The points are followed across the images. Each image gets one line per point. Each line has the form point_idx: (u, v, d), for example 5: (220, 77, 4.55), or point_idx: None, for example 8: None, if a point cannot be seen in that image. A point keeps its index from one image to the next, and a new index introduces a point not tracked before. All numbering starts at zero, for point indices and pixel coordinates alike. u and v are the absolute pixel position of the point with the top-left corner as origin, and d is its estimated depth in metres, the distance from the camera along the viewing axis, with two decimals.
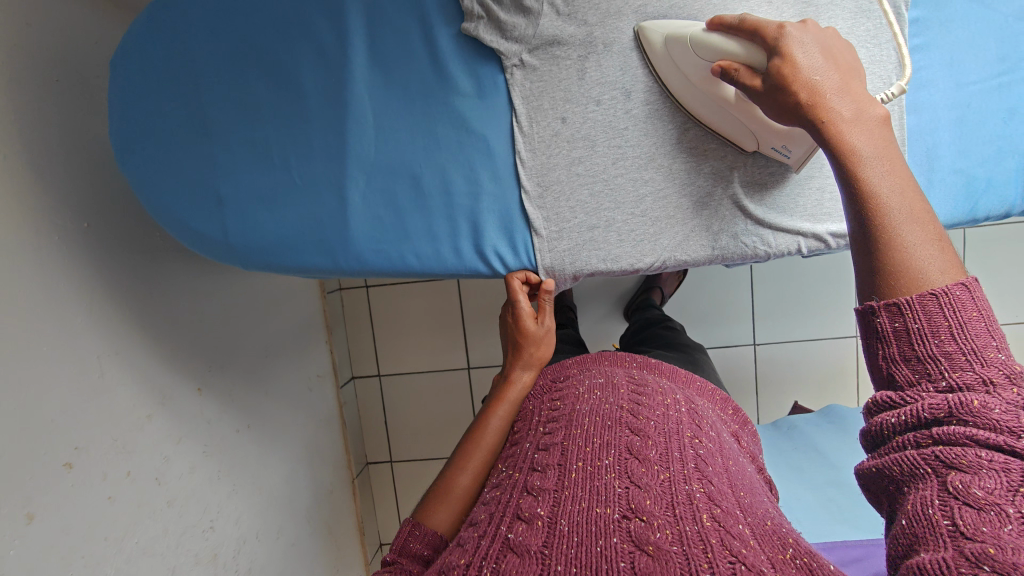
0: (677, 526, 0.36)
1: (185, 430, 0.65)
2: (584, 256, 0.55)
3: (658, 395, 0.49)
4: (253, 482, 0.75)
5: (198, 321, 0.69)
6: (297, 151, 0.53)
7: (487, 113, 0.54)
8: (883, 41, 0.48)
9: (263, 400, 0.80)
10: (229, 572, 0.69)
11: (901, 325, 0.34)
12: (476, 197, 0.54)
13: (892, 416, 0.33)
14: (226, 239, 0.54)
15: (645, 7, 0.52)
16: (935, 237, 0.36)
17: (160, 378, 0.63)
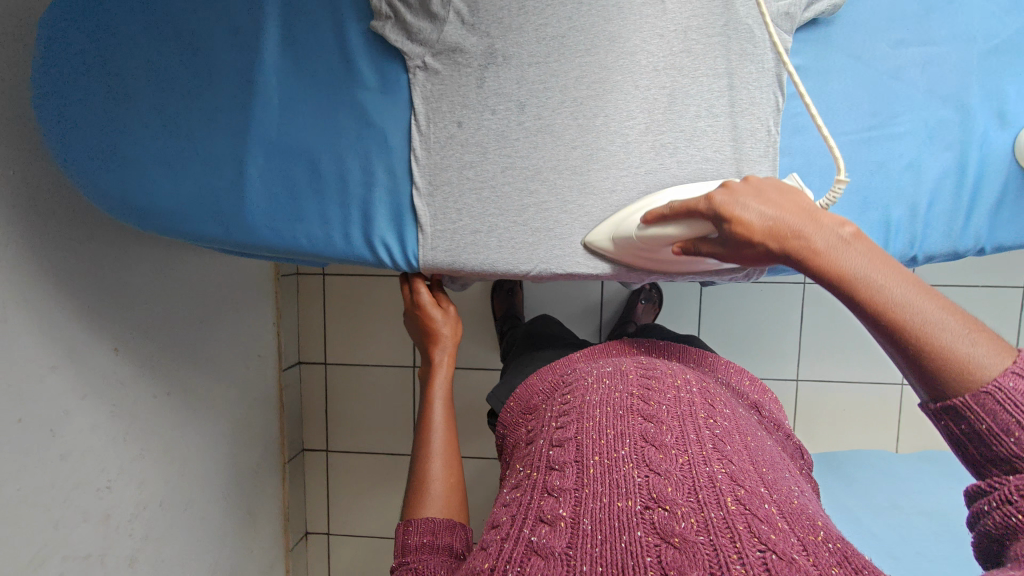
0: (703, 512, 0.44)
1: (89, 388, 0.86)
2: (463, 257, 0.58)
3: (667, 378, 0.59)
4: (164, 455, 1.03)
5: (122, 283, 0.92)
6: (202, 124, 0.57)
7: (388, 107, 0.56)
8: (763, 84, 0.55)
9: (190, 368, 1.11)
10: (125, 530, 0.94)
11: (968, 427, 0.40)
12: (369, 186, 0.57)
13: (988, 501, 0.39)
14: (122, 198, 0.59)
15: (545, 28, 0.54)
16: (967, 325, 0.40)
17: (72, 335, 0.82)
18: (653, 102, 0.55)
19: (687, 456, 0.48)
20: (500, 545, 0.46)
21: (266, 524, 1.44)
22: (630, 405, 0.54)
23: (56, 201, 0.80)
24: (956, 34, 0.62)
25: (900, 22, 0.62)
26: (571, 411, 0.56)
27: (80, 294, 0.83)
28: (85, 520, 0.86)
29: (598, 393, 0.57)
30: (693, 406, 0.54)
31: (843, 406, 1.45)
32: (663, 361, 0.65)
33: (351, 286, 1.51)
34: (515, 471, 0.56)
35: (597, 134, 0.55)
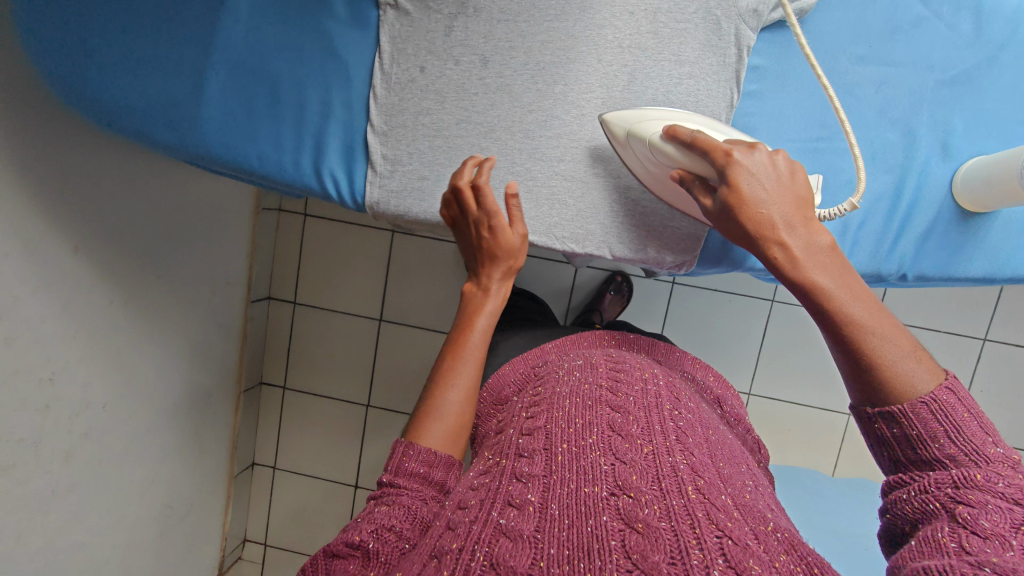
0: (665, 499, 0.47)
1: (42, 282, 0.87)
2: (408, 202, 0.67)
3: (636, 372, 0.64)
4: (113, 363, 1.05)
5: (94, 186, 0.93)
6: (167, 30, 0.63)
7: (354, 40, 0.66)
8: (719, 78, 0.67)
9: (154, 281, 1.12)
10: (64, 425, 0.96)
11: (899, 432, 0.47)
12: (326, 117, 0.66)
13: (902, 492, 0.46)
14: (80, 85, 0.63)
15: None
16: (912, 349, 0.48)
17: (34, 229, 0.84)
18: (614, 77, 0.67)
19: (651, 446, 0.53)
20: (469, 527, 0.47)
21: (212, 448, 1.47)
22: (599, 395, 0.60)
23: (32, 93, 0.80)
24: (916, 59, 0.74)
25: (864, 39, 0.74)
26: (542, 401, 0.61)
27: (48, 186, 0.85)
28: (24, 405, 0.87)
29: (568, 385, 0.62)
30: (659, 398, 0.60)
31: (789, 422, 1.48)
32: (629, 355, 0.71)
33: (327, 230, 1.52)
34: (483, 457, 0.58)
35: (554, 101, 0.67)
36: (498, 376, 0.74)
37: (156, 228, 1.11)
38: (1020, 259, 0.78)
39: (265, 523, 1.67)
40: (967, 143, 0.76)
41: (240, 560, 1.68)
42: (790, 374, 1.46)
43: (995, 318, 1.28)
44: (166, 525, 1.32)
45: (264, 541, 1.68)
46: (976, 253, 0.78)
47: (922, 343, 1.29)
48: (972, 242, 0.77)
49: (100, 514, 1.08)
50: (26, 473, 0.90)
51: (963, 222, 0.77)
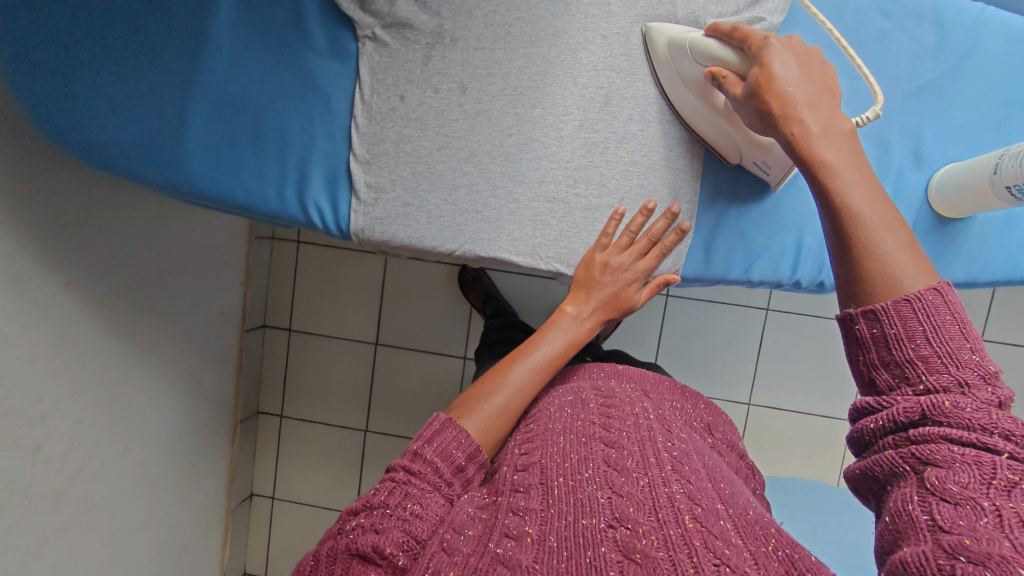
0: (663, 530, 0.47)
1: (31, 319, 0.87)
2: (392, 228, 0.68)
3: (627, 408, 0.64)
4: (104, 398, 1.04)
5: (82, 222, 0.94)
6: (152, 68, 0.64)
7: (334, 71, 0.67)
8: None
9: (145, 314, 1.12)
10: (53, 464, 0.94)
11: (878, 331, 0.46)
12: (309, 148, 0.67)
13: (871, 421, 0.45)
14: (64, 124, 0.64)
15: (492, 16, 0.67)
16: (905, 242, 0.48)
17: (23, 266, 0.84)
18: (591, 98, 0.69)
19: (647, 478, 0.52)
20: (466, 557, 0.47)
21: (208, 481, 1.45)
22: (593, 431, 0.59)
23: (17, 132, 0.81)
24: (885, 70, 0.76)
25: (834, 53, 0.76)
26: (535, 438, 0.61)
27: (33, 226, 0.85)
28: (13, 446, 0.86)
29: (561, 421, 0.62)
30: (653, 431, 0.60)
31: (789, 434, 1.47)
32: (620, 388, 0.71)
33: (320, 258, 1.53)
34: (479, 494, 0.58)
35: (533, 123, 0.68)
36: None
37: (148, 262, 1.11)
38: (1003, 262, 0.79)
39: (264, 557, 1.65)
40: (940, 150, 0.78)
41: None
42: (788, 385, 1.45)
43: (988, 324, 1.28)
44: (163, 562, 1.30)
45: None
46: (955, 259, 0.78)
47: None
48: (952, 246, 0.78)
49: (94, 553, 1.06)
50: (16, 515, 0.89)
51: (941, 227, 0.78)
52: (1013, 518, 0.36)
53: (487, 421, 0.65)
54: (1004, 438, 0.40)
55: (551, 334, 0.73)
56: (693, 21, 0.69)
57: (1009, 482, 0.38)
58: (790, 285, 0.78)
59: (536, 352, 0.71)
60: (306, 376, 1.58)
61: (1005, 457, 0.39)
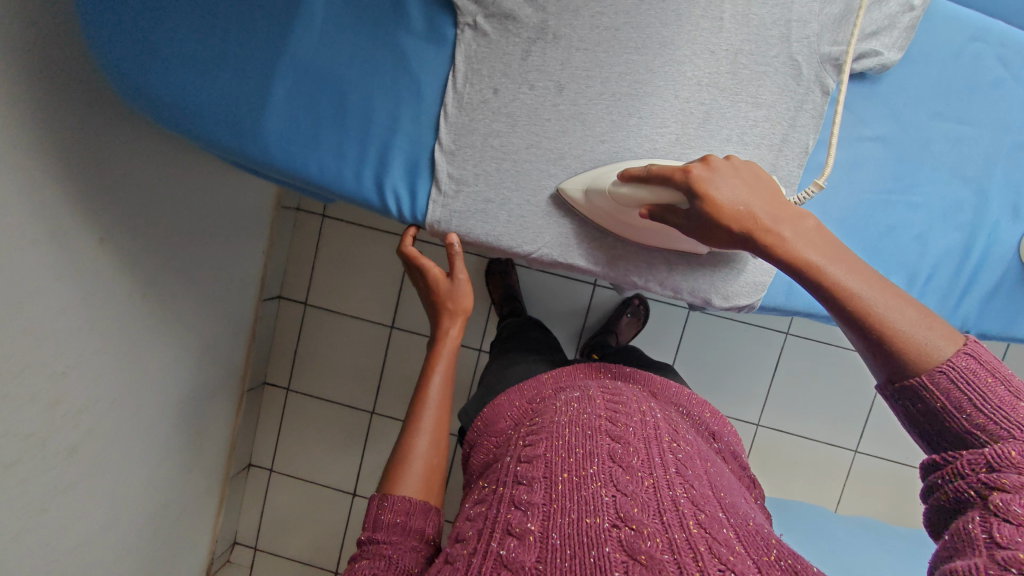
0: (667, 533, 0.48)
1: (64, 271, 0.84)
2: (470, 222, 0.68)
3: (632, 403, 0.66)
4: (124, 356, 1.02)
5: (119, 178, 0.91)
6: (238, 30, 0.63)
7: (428, 55, 0.65)
8: (796, 124, 0.69)
9: (169, 276, 1.09)
10: (68, 419, 0.92)
11: (924, 405, 0.48)
12: (392, 132, 0.66)
13: (937, 474, 0.48)
14: (143, 83, 0.62)
15: (599, 17, 0.65)
16: (918, 316, 0.50)
17: (59, 217, 0.81)
18: (691, 113, 0.68)
19: (652, 479, 0.53)
20: (468, 560, 0.50)
21: (211, 448, 1.43)
22: (598, 425, 0.60)
23: (69, 77, 0.78)
24: (988, 121, 0.77)
25: (943, 96, 0.75)
26: (540, 430, 0.62)
27: (73, 175, 0.82)
28: (34, 400, 0.84)
29: (567, 414, 0.63)
30: (658, 430, 0.61)
31: (793, 458, 1.48)
32: (626, 388, 0.72)
33: (347, 234, 1.51)
34: (480, 488, 0.60)
35: (628, 133, 0.67)
36: (494, 409, 0.78)
37: (180, 225, 1.09)
38: None
39: (256, 527, 1.64)
40: None
41: (228, 563, 1.64)
42: (799, 411, 1.46)
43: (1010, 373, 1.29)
44: (159, 526, 1.28)
45: (255, 545, 1.64)
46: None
47: None
48: None
49: (98, 514, 1.05)
50: (28, 470, 0.87)
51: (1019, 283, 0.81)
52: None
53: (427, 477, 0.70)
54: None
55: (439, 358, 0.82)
56: (807, 46, 0.67)
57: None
58: None
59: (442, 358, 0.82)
60: (319, 353, 1.57)
61: None
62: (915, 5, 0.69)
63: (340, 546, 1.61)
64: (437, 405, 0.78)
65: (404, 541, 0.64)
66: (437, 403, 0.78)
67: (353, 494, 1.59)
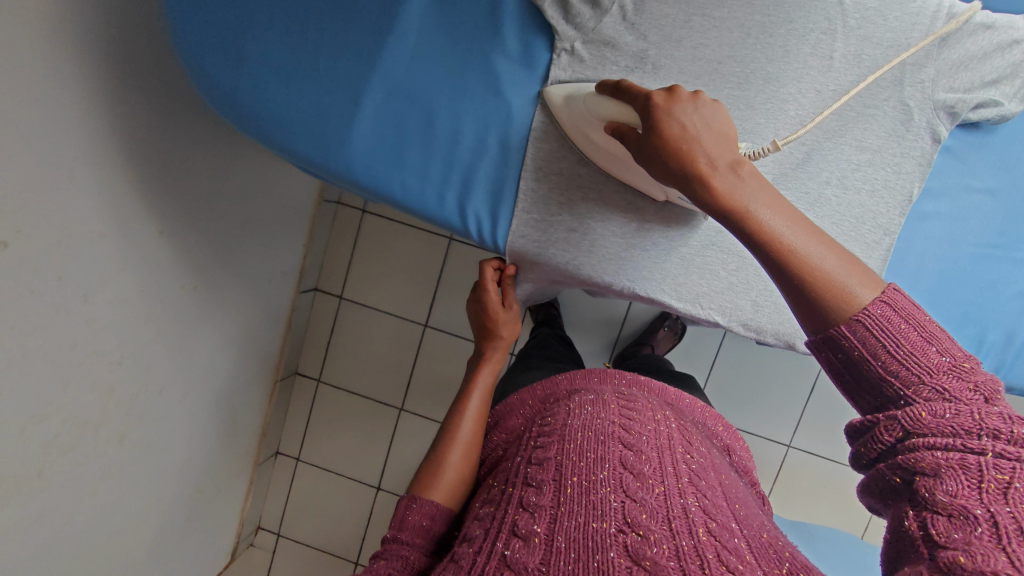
0: (674, 539, 0.47)
1: (128, 263, 0.85)
2: (549, 250, 0.73)
3: (647, 411, 0.64)
4: (175, 347, 1.03)
5: (184, 171, 0.91)
6: (331, 46, 0.67)
7: (518, 78, 0.70)
8: (902, 170, 0.71)
9: (219, 268, 1.10)
10: (122, 405, 0.94)
11: (845, 357, 0.48)
12: (477, 154, 0.71)
13: (864, 444, 0.47)
14: (231, 92, 0.67)
15: (703, 49, 0.68)
16: (845, 266, 0.50)
17: (126, 210, 0.82)
18: (791, 153, 0.71)
19: (663, 487, 0.52)
20: (473, 558, 0.50)
21: (246, 433, 1.46)
22: (611, 431, 0.58)
23: (149, 73, 0.80)
24: None
25: None
26: (552, 432, 0.60)
27: (143, 168, 0.83)
28: (92, 388, 0.86)
29: (581, 418, 0.61)
30: (672, 441, 0.59)
31: (823, 482, 1.46)
32: (641, 395, 0.69)
33: (388, 231, 1.51)
34: (490, 487, 0.60)
35: None
36: (508, 406, 0.77)
37: (233, 217, 1.09)
38: None
39: (281, 513, 1.66)
40: None
41: (251, 547, 1.67)
42: (835, 436, 1.44)
43: None
44: (194, 509, 1.30)
45: (278, 531, 1.66)
46: None
47: None
48: None
49: (142, 497, 1.07)
50: (84, 454, 0.88)
51: None
52: (1010, 524, 0.38)
53: (455, 485, 0.69)
54: (991, 438, 0.41)
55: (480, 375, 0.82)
56: (921, 91, 0.69)
57: (999, 482, 0.39)
58: None
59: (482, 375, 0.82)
60: (352, 346, 1.58)
61: (992, 454, 0.41)
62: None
63: (359, 539, 1.61)
64: (475, 417, 0.77)
65: (422, 541, 0.64)
66: (474, 417, 0.77)
67: (378, 488, 1.60)
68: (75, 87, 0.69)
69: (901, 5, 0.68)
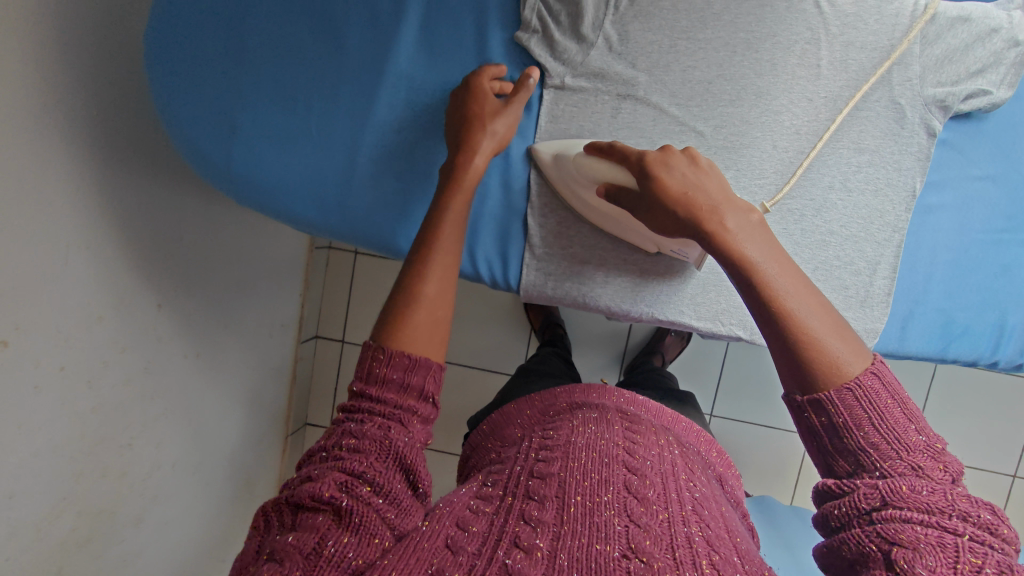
0: (677, 569, 0.41)
1: (129, 342, 0.84)
2: (567, 284, 0.74)
3: (651, 435, 0.60)
4: (183, 418, 1.00)
5: (178, 242, 0.90)
6: (320, 108, 0.71)
7: (511, 116, 0.73)
8: (902, 168, 0.73)
9: (219, 331, 1.07)
10: (135, 486, 0.90)
11: (827, 422, 0.47)
12: (481, 197, 0.73)
13: (836, 506, 0.46)
14: (227, 164, 0.70)
15: (693, 70, 0.70)
16: (835, 327, 0.49)
17: (122, 290, 0.81)
18: (793, 162, 0.72)
19: (667, 513, 0.47)
20: (471, 560, 0.41)
21: (263, 493, 1.43)
22: (616, 453, 0.53)
23: (142, 152, 0.80)
24: None
25: None
26: (555, 447, 0.55)
27: (138, 244, 0.82)
28: (104, 474, 0.83)
29: (585, 436, 0.56)
30: (675, 466, 0.55)
31: None
32: (645, 417, 0.66)
33: (386, 271, 1.50)
34: (479, 485, 0.52)
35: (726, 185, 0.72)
36: (505, 415, 0.74)
37: (229, 279, 1.08)
38: None
39: None
40: None
41: None
42: None
43: None
44: None
45: None
46: None
47: (996, 388, 1.26)
48: None
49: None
50: (101, 543, 0.86)
51: None
52: None
53: (434, 346, 0.53)
54: (961, 519, 0.41)
55: (458, 194, 0.63)
56: (910, 89, 0.71)
57: (974, 565, 0.38)
58: (986, 365, 0.78)
59: (459, 197, 0.63)
60: None
61: (966, 538, 0.40)
62: (1020, 41, 0.71)
63: None
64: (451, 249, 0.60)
65: (400, 406, 0.49)
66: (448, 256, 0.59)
67: None
68: (70, 177, 0.70)
69: (880, 8, 0.70)
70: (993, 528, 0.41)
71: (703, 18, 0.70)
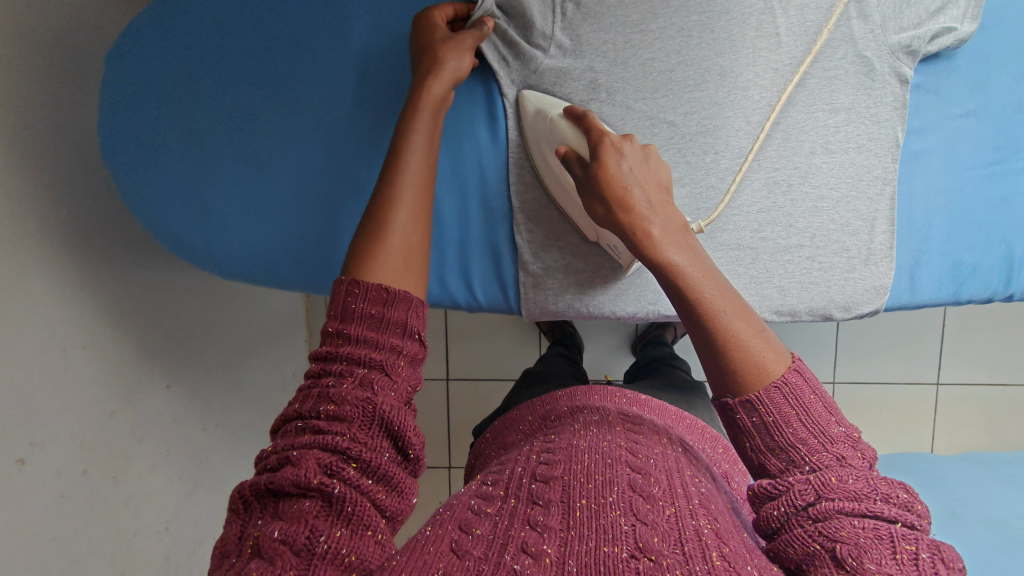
0: (688, 565, 0.39)
1: (146, 431, 0.83)
2: (567, 297, 0.74)
3: (653, 434, 0.59)
4: (215, 491, 0.99)
5: (175, 322, 0.90)
6: (288, 169, 0.72)
7: (480, 139, 0.72)
8: (881, 120, 0.72)
9: (236, 395, 1.05)
10: (180, 568, 0.90)
11: (757, 420, 0.47)
12: (465, 226, 0.73)
13: (774, 507, 0.44)
14: (206, 242, 0.71)
15: (652, 61, 0.69)
16: (757, 330, 0.50)
17: (128, 381, 0.80)
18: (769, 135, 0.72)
19: (674, 508, 0.45)
20: (478, 565, 0.39)
21: None
22: (619, 454, 0.51)
23: (124, 244, 0.80)
24: None
25: None
26: (558, 451, 0.53)
27: (134, 333, 0.82)
28: (146, 565, 0.83)
29: (586, 440, 0.55)
30: (679, 461, 0.53)
31: None
32: (647, 416, 0.64)
33: None
34: (477, 487, 0.50)
35: (708, 170, 0.71)
36: (506, 422, 0.76)
37: (235, 346, 1.06)
38: None
39: None
40: None
41: None
42: None
43: None
44: None
45: None
46: None
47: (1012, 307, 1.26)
48: None
49: None
50: None
51: None
52: None
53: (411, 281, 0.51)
54: (885, 502, 0.41)
55: (417, 123, 0.60)
56: (873, 40, 0.71)
57: (909, 553, 0.38)
58: (1000, 299, 0.77)
59: (420, 125, 0.60)
60: None
61: (898, 524, 0.40)
62: None
63: None
64: (414, 179, 0.57)
65: (385, 357, 0.46)
66: (410, 184, 0.56)
67: None
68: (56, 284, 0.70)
69: None
70: (910, 506, 0.42)
71: (653, 8, 0.68)
